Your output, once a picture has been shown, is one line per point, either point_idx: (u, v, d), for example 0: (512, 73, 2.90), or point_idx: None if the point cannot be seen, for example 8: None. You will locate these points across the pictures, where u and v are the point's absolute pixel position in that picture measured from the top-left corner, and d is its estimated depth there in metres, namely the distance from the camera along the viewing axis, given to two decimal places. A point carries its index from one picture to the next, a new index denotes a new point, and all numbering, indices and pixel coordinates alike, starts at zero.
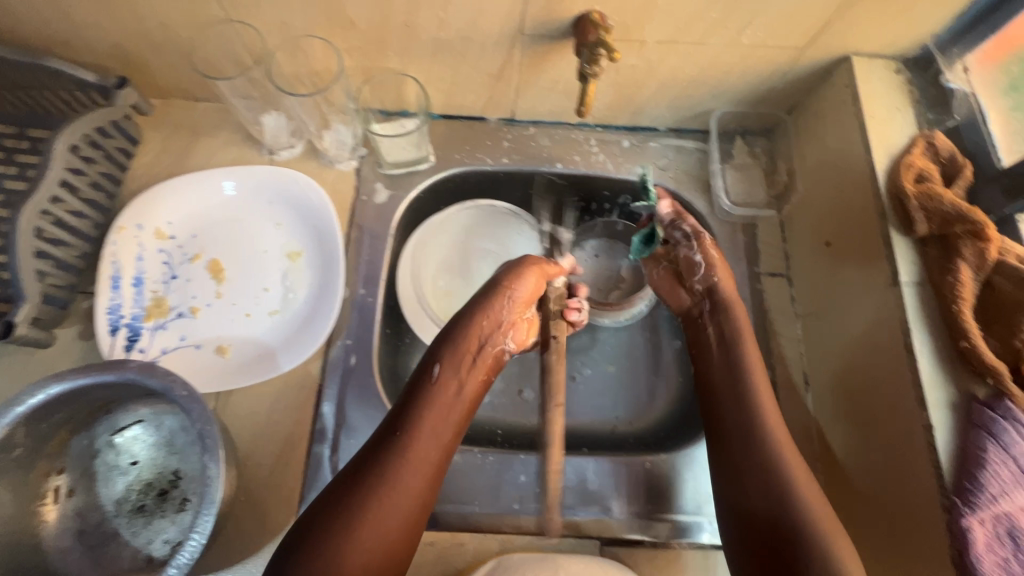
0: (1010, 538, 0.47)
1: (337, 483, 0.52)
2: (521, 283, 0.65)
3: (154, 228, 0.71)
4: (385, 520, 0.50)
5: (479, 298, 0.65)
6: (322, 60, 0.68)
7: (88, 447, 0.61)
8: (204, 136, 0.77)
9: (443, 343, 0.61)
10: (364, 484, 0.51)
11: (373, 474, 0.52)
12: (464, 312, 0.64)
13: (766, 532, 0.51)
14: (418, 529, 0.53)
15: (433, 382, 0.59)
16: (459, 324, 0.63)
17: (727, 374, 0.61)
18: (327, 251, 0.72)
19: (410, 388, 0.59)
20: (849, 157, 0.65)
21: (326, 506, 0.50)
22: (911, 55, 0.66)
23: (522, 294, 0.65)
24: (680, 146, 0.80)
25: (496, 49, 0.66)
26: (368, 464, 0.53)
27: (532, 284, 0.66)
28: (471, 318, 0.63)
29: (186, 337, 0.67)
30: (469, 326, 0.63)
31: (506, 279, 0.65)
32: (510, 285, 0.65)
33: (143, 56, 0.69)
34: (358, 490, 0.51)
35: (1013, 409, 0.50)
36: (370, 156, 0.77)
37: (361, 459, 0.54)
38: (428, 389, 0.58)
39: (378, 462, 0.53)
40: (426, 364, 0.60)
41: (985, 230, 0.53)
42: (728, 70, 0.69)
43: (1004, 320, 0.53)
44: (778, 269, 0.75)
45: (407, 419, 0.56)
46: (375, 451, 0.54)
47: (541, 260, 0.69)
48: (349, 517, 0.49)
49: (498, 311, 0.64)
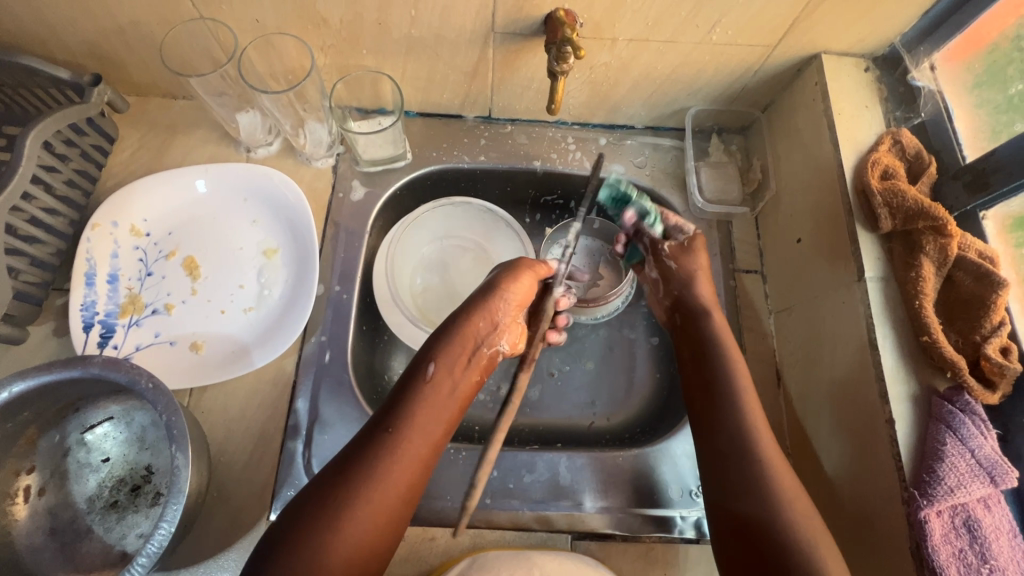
0: (966, 529, 0.47)
1: (322, 477, 0.52)
2: (517, 288, 0.66)
3: (129, 225, 0.71)
4: (369, 516, 0.50)
5: (477, 298, 0.65)
6: (296, 57, 0.68)
7: (58, 445, 0.61)
8: (180, 134, 0.77)
9: (438, 341, 0.61)
10: (350, 479, 0.51)
11: (361, 469, 0.52)
12: (461, 311, 0.64)
13: (746, 524, 0.52)
14: (401, 525, 0.53)
15: (427, 380, 0.59)
16: (456, 323, 0.63)
17: (721, 381, 0.61)
18: (302, 247, 0.72)
19: (402, 384, 0.59)
20: (818, 155, 0.65)
21: (310, 500, 0.50)
22: (880, 53, 0.67)
23: (518, 299, 0.66)
24: (657, 144, 0.81)
25: (469, 47, 0.66)
26: (354, 459, 0.52)
27: (526, 286, 0.67)
28: (469, 319, 0.63)
29: (161, 334, 0.67)
30: (466, 326, 0.63)
31: (501, 281, 0.65)
32: (504, 286, 0.65)
33: (118, 53, 0.69)
34: (345, 484, 0.51)
35: (971, 402, 0.51)
36: (347, 154, 0.78)
37: (348, 454, 0.53)
38: (419, 386, 0.58)
39: (366, 457, 0.52)
40: (421, 361, 0.60)
41: (947, 226, 0.53)
42: (700, 67, 0.69)
43: (964, 315, 0.54)
44: (752, 266, 0.75)
45: (399, 415, 0.56)
46: (364, 447, 0.53)
47: (538, 266, 0.69)
48: (334, 510, 0.49)
49: (493, 311, 0.64)
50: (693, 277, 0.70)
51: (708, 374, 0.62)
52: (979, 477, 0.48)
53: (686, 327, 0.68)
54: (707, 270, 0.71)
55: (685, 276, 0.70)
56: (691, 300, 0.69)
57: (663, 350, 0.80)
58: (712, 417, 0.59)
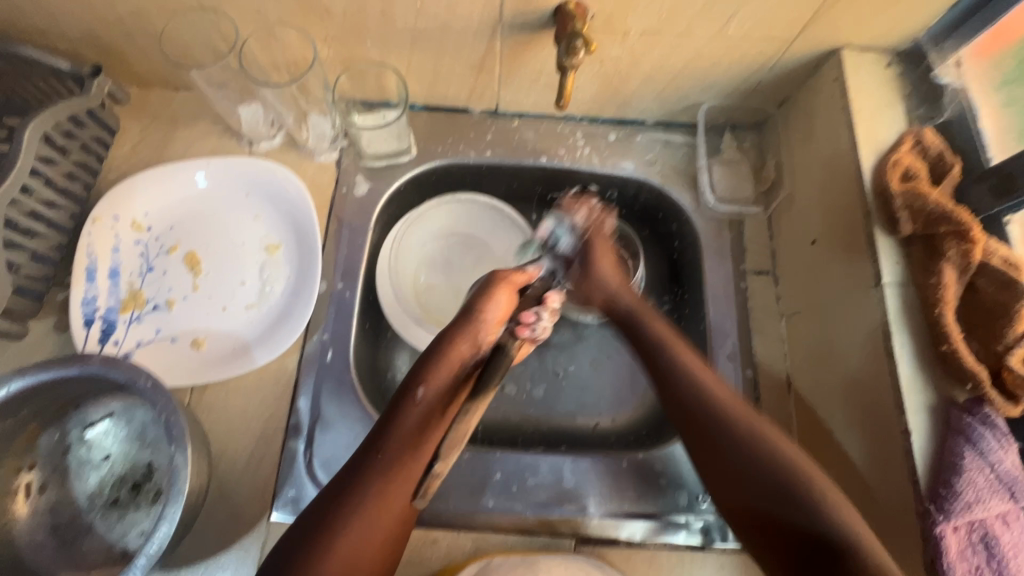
0: (984, 545, 0.46)
1: (320, 503, 0.51)
2: (495, 306, 0.62)
3: (131, 219, 0.70)
4: (362, 541, 0.50)
5: (460, 318, 0.62)
6: (298, 48, 0.67)
7: (59, 442, 0.60)
8: (183, 126, 0.76)
9: (426, 363, 0.59)
10: (341, 506, 0.51)
11: (354, 494, 0.51)
12: (445, 332, 0.61)
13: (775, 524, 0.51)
14: (399, 541, 0.54)
15: (417, 404, 0.57)
16: (440, 345, 0.60)
17: (710, 411, 0.56)
18: (305, 243, 0.71)
19: (393, 407, 0.57)
20: (837, 154, 0.63)
21: (307, 527, 0.50)
22: (903, 48, 0.64)
23: (496, 315, 0.62)
24: (668, 140, 0.79)
25: (476, 39, 0.64)
26: (350, 483, 0.52)
27: (504, 303, 0.63)
28: (453, 340, 0.60)
29: (162, 330, 0.67)
30: (452, 348, 0.60)
31: (477, 302, 0.62)
32: (482, 307, 0.62)
33: (118, 44, 0.68)
34: (338, 514, 0.50)
35: (991, 415, 0.49)
36: (351, 148, 0.76)
37: (345, 477, 0.53)
38: (407, 412, 0.56)
39: (359, 483, 0.52)
40: (409, 386, 0.58)
41: (971, 231, 0.51)
42: (714, 62, 0.67)
43: (987, 323, 0.52)
44: (764, 267, 0.73)
45: (391, 438, 0.54)
46: (359, 473, 0.53)
47: (514, 276, 0.65)
48: (329, 537, 0.49)
49: (473, 332, 0.61)
50: (596, 262, 0.69)
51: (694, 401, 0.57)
52: (998, 493, 0.47)
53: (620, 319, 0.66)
54: (607, 253, 0.70)
55: (593, 269, 0.69)
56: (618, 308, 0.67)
57: None
58: (705, 441, 0.56)
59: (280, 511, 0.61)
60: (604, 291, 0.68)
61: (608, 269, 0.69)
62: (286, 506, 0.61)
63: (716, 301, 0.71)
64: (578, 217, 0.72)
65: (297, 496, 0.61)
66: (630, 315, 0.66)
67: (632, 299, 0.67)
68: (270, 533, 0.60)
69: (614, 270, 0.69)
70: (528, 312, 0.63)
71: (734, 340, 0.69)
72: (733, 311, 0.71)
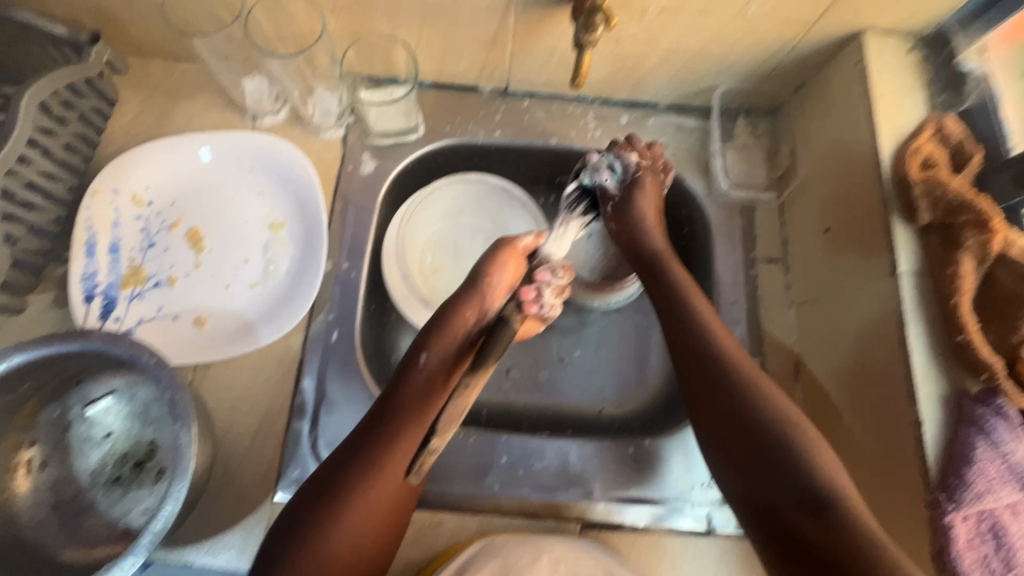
0: (993, 534, 0.47)
1: (325, 471, 0.52)
2: (501, 272, 0.62)
3: (130, 193, 0.68)
4: (369, 507, 0.51)
5: (464, 286, 0.62)
6: (306, 20, 0.65)
7: (60, 419, 0.60)
8: (184, 99, 0.74)
9: (428, 330, 0.59)
10: (346, 475, 0.51)
11: (362, 462, 0.52)
12: (449, 299, 0.61)
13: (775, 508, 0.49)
14: (407, 510, 0.54)
15: (419, 370, 0.57)
16: (444, 314, 0.60)
17: (725, 410, 0.54)
18: (310, 223, 0.69)
19: (397, 375, 0.57)
20: (855, 140, 0.62)
21: (312, 496, 0.51)
22: (926, 33, 0.63)
23: (501, 284, 0.62)
24: (680, 124, 0.77)
25: (489, 14, 0.62)
26: (356, 450, 0.53)
27: (511, 271, 0.62)
28: (456, 308, 0.60)
29: (164, 307, 0.65)
30: (453, 315, 0.59)
31: (483, 268, 0.62)
32: (488, 273, 0.61)
33: (117, 11, 0.65)
34: (344, 479, 0.51)
35: (1004, 406, 0.48)
36: (357, 125, 0.74)
37: (350, 445, 0.53)
38: (412, 377, 0.57)
39: (363, 452, 0.52)
40: (412, 351, 0.59)
41: (990, 221, 0.50)
42: (733, 43, 0.65)
43: (1005, 315, 0.51)
44: (774, 255, 0.72)
45: (396, 404, 0.55)
46: (365, 441, 0.53)
47: (520, 240, 0.64)
48: (335, 504, 0.50)
49: (480, 300, 0.60)
50: (637, 204, 0.68)
51: (721, 380, 0.55)
52: (1009, 483, 0.47)
53: (642, 258, 0.66)
54: (653, 195, 0.69)
55: (635, 205, 0.68)
56: (648, 249, 0.66)
57: None
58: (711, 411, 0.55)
59: (284, 491, 0.60)
60: (637, 229, 0.67)
61: (652, 212, 0.69)
62: (290, 487, 0.60)
63: (727, 288, 0.70)
64: (630, 160, 0.68)
65: (301, 476, 0.61)
66: (656, 258, 0.65)
67: (661, 246, 0.66)
68: (274, 513, 0.59)
69: (657, 221, 0.68)
70: (530, 287, 0.58)
71: (743, 328, 0.69)
72: (742, 299, 0.70)
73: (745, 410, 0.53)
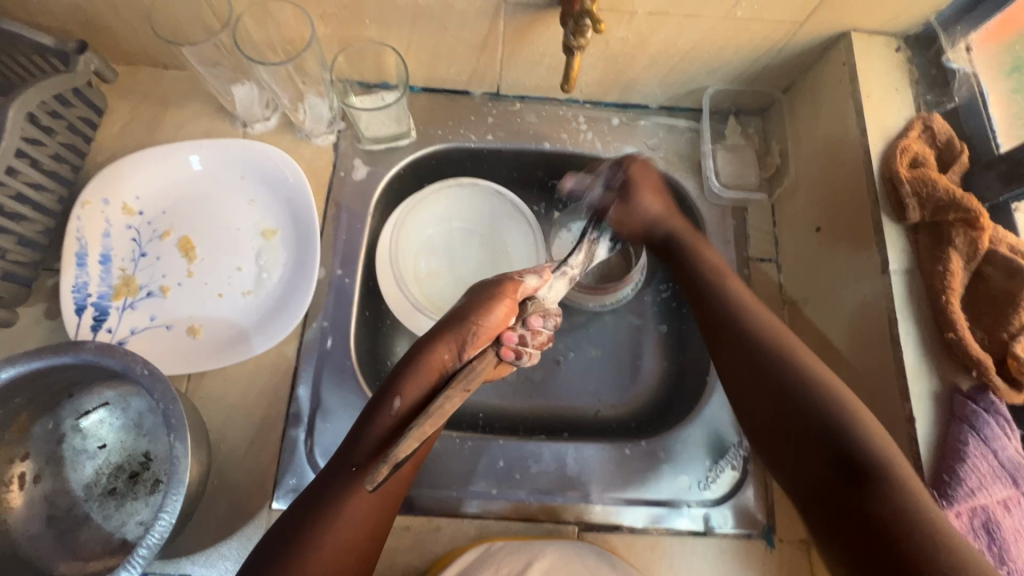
0: (985, 530, 0.47)
1: (301, 501, 0.50)
2: (492, 314, 0.56)
3: (121, 203, 0.68)
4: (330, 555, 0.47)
5: (452, 320, 0.57)
6: (295, 27, 0.65)
7: (52, 432, 0.59)
8: (174, 106, 0.73)
9: (403, 370, 0.54)
10: (316, 514, 0.49)
11: (330, 503, 0.49)
12: (432, 333, 0.57)
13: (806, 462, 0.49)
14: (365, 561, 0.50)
15: (389, 416, 0.52)
16: (423, 349, 0.55)
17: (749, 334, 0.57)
18: (301, 228, 0.69)
19: (368, 414, 0.53)
20: (843, 140, 0.62)
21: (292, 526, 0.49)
22: (913, 32, 0.64)
23: (492, 325, 0.56)
24: (672, 125, 0.77)
25: (479, 18, 0.62)
26: (322, 497, 0.49)
27: (501, 314, 0.56)
28: (435, 347, 0.55)
29: (157, 317, 0.65)
30: (430, 355, 0.55)
31: (470, 309, 0.56)
32: (474, 315, 0.55)
33: (104, 21, 0.65)
34: (311, 525, 0.48)
35: (995, 402, 0.50)
36: (348, 131, 0.74)
37: (313, 490, 0.50)
38: (382, 422, 0.52)
39: (329, 498, 0.49)
40: (386, 394, 0.53)
41: (979, 218, 0.51)
42: (723, 44, 0.65)
43: (992, 313, 0.52)
44: (766, 254, 0.72)
45: (361, 449, 0.51)
46: (330, 487, 0.50)
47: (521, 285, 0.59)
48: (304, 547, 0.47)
49: (461, 343, 0.55)
50: (634, 195, 0.68)
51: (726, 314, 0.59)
52: (1002, 479, 0.48)
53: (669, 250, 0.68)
54: (650, 188, 0.69)
55: (636, 202, 0.69)
56: (659, 235, 0.68)
57: (672, 338, 0.78)
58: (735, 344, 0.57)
59: (282, 499, 0.60)
60: (643, 219, 0.69)
61: (651, 202, 0.69)
62: (287, 495, 0.60)
63: None
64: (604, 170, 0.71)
65: (298, 484, 0.61)
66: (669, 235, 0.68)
67: (676, 224, 0.68)
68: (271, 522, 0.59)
69: (661, 202, 0.69)
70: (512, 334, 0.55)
71: None
72: None
73: (788, 393, 0.52)
